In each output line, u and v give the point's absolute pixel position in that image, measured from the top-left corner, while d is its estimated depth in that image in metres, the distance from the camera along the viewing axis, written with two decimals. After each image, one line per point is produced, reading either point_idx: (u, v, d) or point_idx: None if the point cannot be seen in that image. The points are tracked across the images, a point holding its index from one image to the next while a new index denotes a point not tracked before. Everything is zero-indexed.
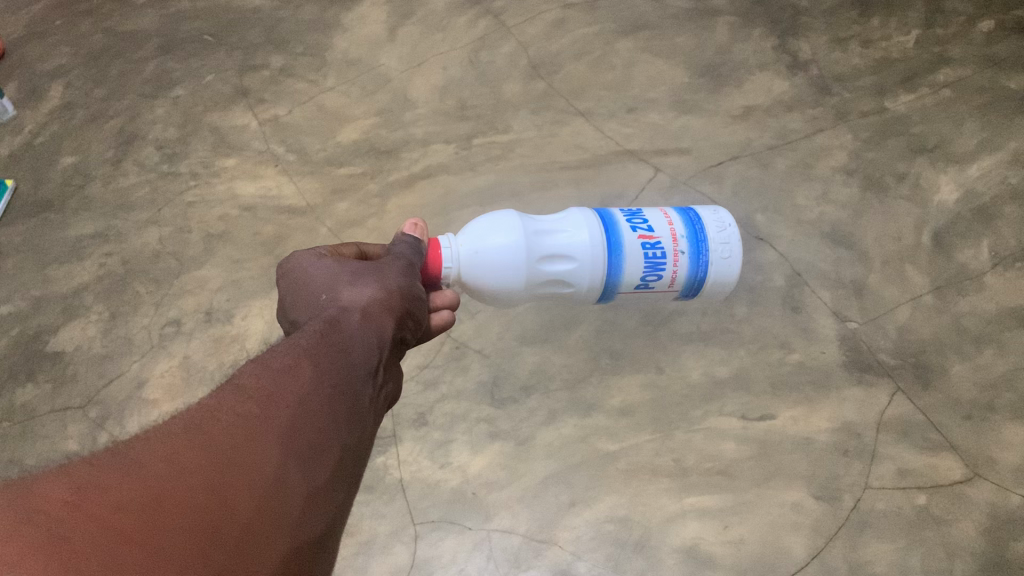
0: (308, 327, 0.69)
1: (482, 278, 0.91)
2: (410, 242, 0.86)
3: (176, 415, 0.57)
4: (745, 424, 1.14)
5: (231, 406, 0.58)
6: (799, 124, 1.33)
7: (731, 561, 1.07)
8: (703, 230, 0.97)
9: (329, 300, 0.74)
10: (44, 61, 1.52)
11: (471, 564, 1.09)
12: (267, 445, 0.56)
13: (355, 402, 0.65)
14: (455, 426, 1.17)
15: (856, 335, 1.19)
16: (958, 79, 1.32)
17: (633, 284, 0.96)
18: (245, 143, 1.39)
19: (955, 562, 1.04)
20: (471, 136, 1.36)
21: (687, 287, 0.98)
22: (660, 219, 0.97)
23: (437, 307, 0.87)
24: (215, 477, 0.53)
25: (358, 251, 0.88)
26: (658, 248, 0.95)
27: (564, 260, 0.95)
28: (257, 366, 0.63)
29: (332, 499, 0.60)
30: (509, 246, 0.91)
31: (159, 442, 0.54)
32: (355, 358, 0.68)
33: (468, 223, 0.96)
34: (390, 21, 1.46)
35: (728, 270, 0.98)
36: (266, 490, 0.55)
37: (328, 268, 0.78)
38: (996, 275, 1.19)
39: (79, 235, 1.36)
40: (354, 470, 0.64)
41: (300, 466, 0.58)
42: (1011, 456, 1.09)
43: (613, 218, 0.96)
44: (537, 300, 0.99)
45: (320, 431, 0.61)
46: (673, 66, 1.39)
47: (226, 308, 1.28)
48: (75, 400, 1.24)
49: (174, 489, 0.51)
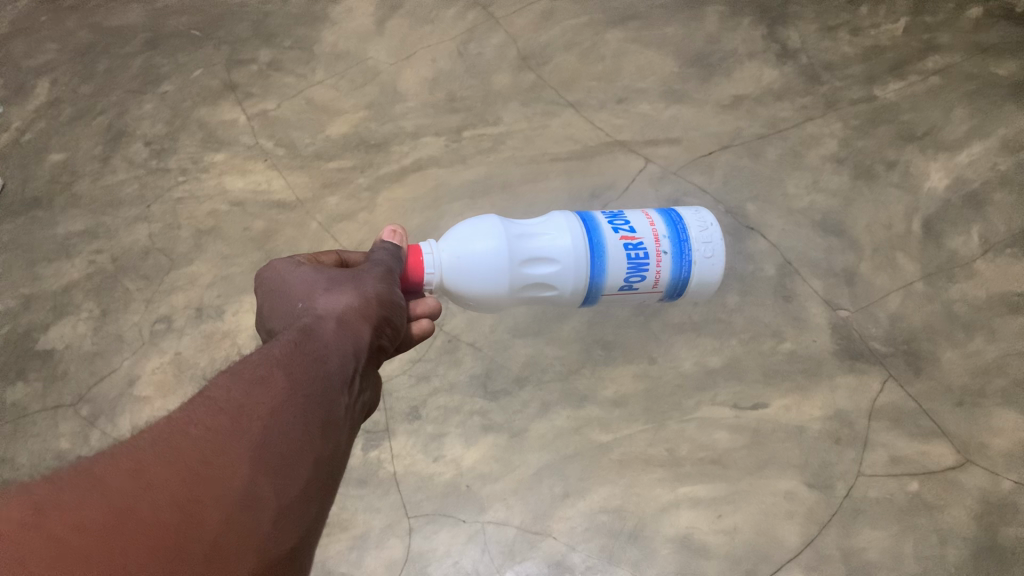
0: (282, 338, 0.69)
1: (466, 284, 0.91)
2: (390, 248, 0.86)
3: (145, 429, 0.57)
4: (737, 413, 1.15)
5: (201, 420, 0.58)
6: (789, 114, 1.33)
7: (725, 550, 1.07)
8: (685, 230, 0.97)
9: (306, 309, 0.74)
10: (30, 58, 1.51)
11: (466, 557, 1.09)
12: (237, 459, 0.56)
13: (330, 411, 0.65)
14: (448, 419, 1.17)
15: (848, 323, 1.19)
16: (947, 66, 1.32)
17: (617, 286, 0.96)
18: (234, 138, 1.38)
19: (947, 547, 1.04)
20: (461, 129, 1.36)
21: (671, 287, 0.97)
22: (642, 221, 0.97)
23: (417, 315, 0.89)
24: (182, 493, 0.52)
25: (338, 259, 0.89)
26: (641, 250, 0.95)
27: (548, 262, 0.94)
28: (229, 377, 0.63)
29: (305, 512, 0.59)
30: (491, 251, 0.91)
31: (126, 456, 0.54)
32: (330, 366, 0.68)
33: (451, 229, 0.96)
34: (378, 13, 1.45)
35: (711, 269, 0.98)
36: (236, 505, 0.54)
37: (305, 277, 0.79)
38: (987, 262, 1.19)
39: (67, 232, 1.35)
40: (329, 482, 0.64)
41: (272, 479, 0.57)
42: (1002, 441, 1.09)
43: (594, 220, 0.96)
44: (522, 304, 0.98)
45: (294, 443, 0.60)
46: (662, 56, 1.39)
47: (217, 304, 1.28)
48: (67, 398, 1.23)
49: (140, 506, 0.51)
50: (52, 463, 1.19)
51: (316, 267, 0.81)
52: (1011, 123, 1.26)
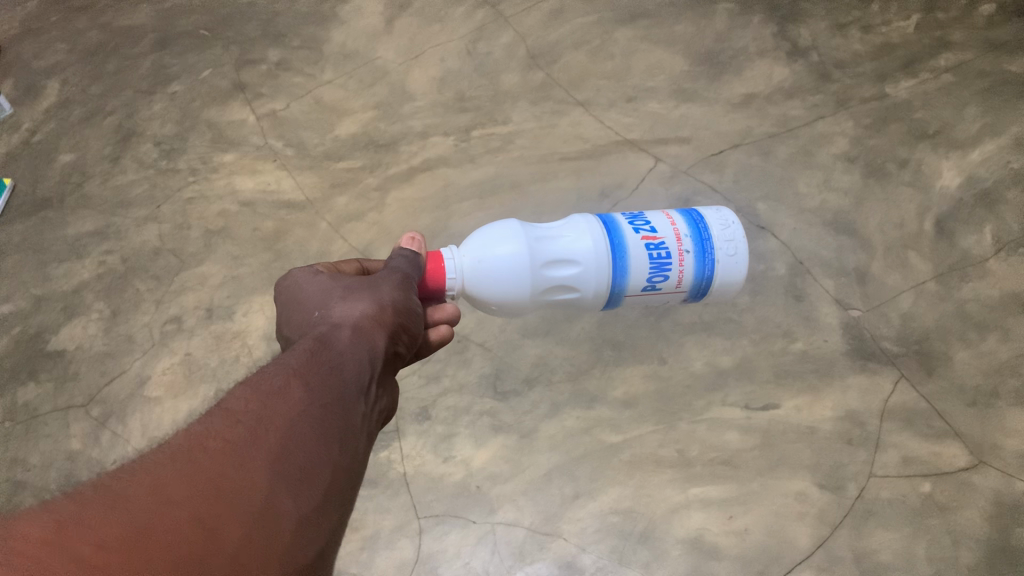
0: (298, 348, 0.69)
1: (488, 289, 0.91)
2: (409, 256, 0.86)
3: (164, 443, 0.57)
4: (748, 414, 1.14)
5: (219, 433, 0.57)
6: (800, 112, 1.32)
7: (736, 551, 1.06)
8: (707, 228, 0.96)
9: (322, 318, 0.74)
10: (39, 59, 1.51)
11: (476, 558, 1.09)
12: (256, 471, 0.56)
13: (347, 421, 0.65)
14: (458, 419, 1.17)
15: (860, 323, 1.18)
16: (959, 64, 1.31)
17: (639, 287, 0.94)
18: (243, 137, 1.39)
19: (960, 549, 1.03)
20: (471, 128, 1.35)
21: (695, 288, 0.96)
22: (661, 221, 0.96)
23: (435, 321, 0.89)
24: (202, 509, 0.52)
25: (359, 267, 0.89)
26: (661, 251, 0.94)
27: (569, 264, 0.94)
28: (245, 390, 0.63)
29: (324, 524, 0.59)
30: (512, 256, 0.91)
31: (144, 472, 0.54)
32: (346, 376, 0.68)
33: (472, 234, 0.96)
34: (387, 12, 1.45)
35: (735, 269, 0.96)
36: (255, 518, 0.54)
37: (322, 285, 0.79)
38: (999, 261, 1.18)
39: (78, 233, 1.36)
40: (348, 493, 0.63)
41: (291, 491, 0.57)
42: (1015, 442, 1.08)
43: (615, 221, 0.95)
44: (545, 307, 0.98)
45: (312, 454, 0.60)
46: (672, 54, 1.38)
47: (227, 304, 1.28)
48: (78, 399, 1.24)
49: (159, 524, 0.50)
50: (63, 464, 1.19)
51: (333, 275, 0.81)
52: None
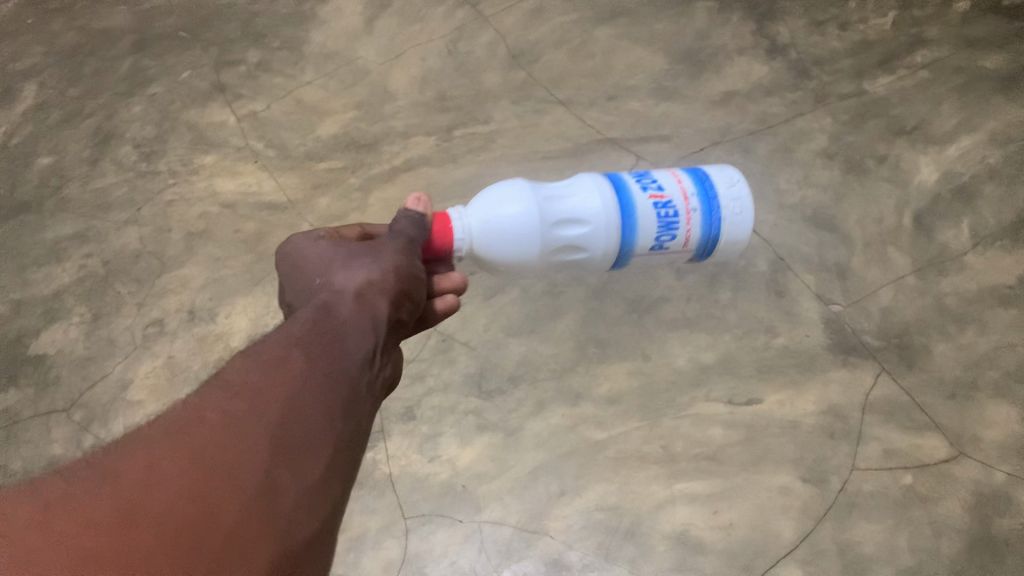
0: (300, 315, 0.68)
1: (496, 250, 0.91)
2: (412, 219, 0.83)
3: (160, 419, 0.57)
4: (731, 409, 1.15)
5: (216, 407, 0.58)
6: (779, 109, 1.33)
7: (722, 546, 1.07)
8: (714, 187, 0.97)
9: (324, 283, 0.73)
10: (16, 62, 1.49)
11: (463, 557, 1.09)
12: (251, 449, 0.56)
13: (349, 391, 0.64)
14: (443, 418, 1.17)
15: (840, 317, 1.19)
16: (935, 60, 1.32)
17: (648, 246, 0.95)
18: (224, 139, 1.38)
19: (942, 540, 1.05)
20: (452, 127, 1.36)
21: (701, 247, 0.97)
22: (662, 179, 0.97)
23: (441, 291, 0.86)
24: (193, 488, 0.52)
25: (360, 232, 0.85)
26: (666, 208, 0.94)
27: (578, 224, 0.94)
28: (246, 360, 0.63)
29: (324, 499, 0.59)
30: (520, 213, 0.91)
31: (134, 451, 0.54)
32: (347, 345, 0.67)
33: (478, 194, 0.95)
34: (367, 12, 1.45)
35: (741, 226, 0.97)
36: (250, 498, 0.54)
37: (322, 252, 0.77)
38: (977, 254, 1.20)
39: (57, 236, 1.34)
40: (350, 466, 0.63)
41: (287, 466, 0.57)
42: (995, 433, 1.10)
43: (623, 180, 0.95)
44: (550, 268, 0.98)
45: (312, 429, 0.60)
46: (652, 53, 1.39)
47: (209, 307, 1.27)
48: (59, 403, 1.23)
49: (146, 504, 0.50)
50: (45, 469, 1.18)
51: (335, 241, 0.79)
52: (997, 117, 1.27)
